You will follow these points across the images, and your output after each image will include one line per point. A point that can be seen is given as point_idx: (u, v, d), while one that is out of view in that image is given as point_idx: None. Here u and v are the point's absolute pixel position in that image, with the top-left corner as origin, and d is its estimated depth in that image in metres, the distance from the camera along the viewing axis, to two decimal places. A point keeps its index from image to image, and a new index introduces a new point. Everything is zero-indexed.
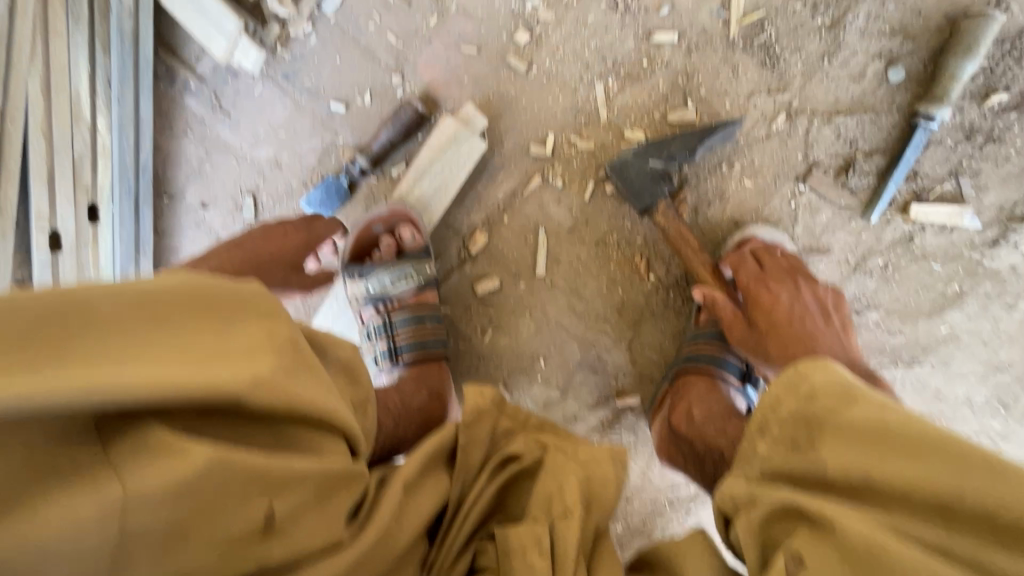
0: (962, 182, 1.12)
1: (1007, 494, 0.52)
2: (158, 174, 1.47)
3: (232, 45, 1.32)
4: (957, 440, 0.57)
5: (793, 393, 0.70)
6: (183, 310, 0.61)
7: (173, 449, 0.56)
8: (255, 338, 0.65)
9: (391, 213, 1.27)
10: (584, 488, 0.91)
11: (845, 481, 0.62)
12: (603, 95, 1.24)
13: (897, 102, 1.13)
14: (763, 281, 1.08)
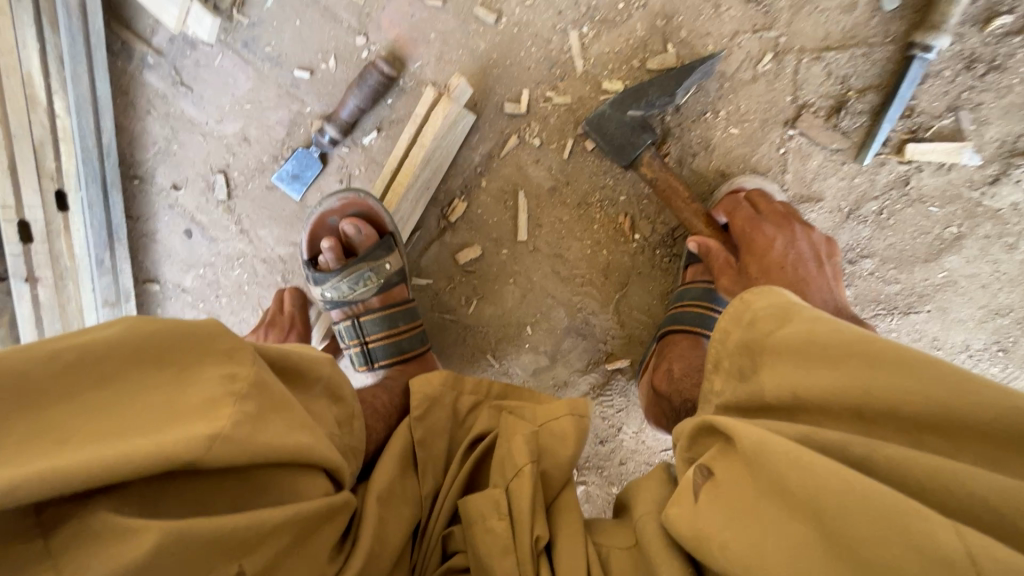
0: (961, 117, 1.05)
1: (921, 390, 0.50)
2: (125, 154, 1.42)
3: (183, 13, 1.25)
4: (886, 344, 0.55)
5: (739, 324, 0.69)
6: (134, 367, 0.57)
7: (125, 533, 0.52)
8: (212, 392, 0.60)
9: (343, 203, 1.23)
10: (532, 442, 0.89)
11: (778, 398, 0.60)
12: (578, 44, 1.16)
13: (892, 33, 1.05)
14: (758, 221, 1.01)
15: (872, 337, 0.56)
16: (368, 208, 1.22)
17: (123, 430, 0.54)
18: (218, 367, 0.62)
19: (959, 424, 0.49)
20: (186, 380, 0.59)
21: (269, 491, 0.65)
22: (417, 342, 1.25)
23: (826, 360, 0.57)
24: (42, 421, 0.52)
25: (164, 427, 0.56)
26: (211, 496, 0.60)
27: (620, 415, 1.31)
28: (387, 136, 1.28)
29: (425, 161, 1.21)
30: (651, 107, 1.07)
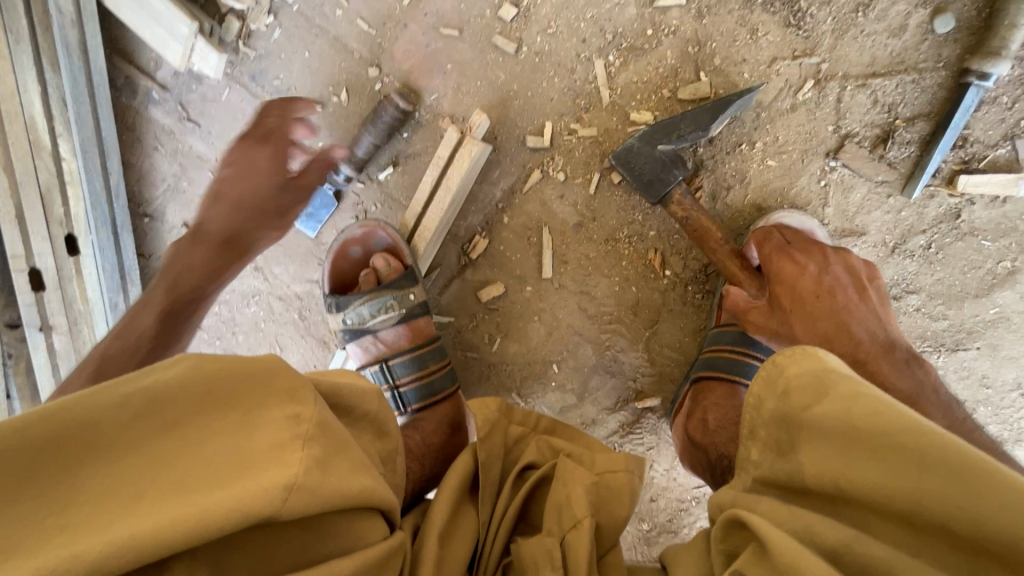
0: (1019, 146, 0.98)
1: (982, 508, 0.43)
2: (133, 193, 1.37)
3: (188, 49, 1.18)
4: (935, 441, 0.47)
5: (771, 388, 0.60)
6: (196, 412, 0.54)
7: None
8: (277, 429, 0.55)
9: (365, 232, 1.19)
10: (591, 494, 0.85)
11: (821, 488, 0.53)
12: (604, 73, 1.10)
13: (945, 57, 0.98)
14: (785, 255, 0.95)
15: (908, 417, 0.50)
16: (391, 240, 1.19)
17: (189, 478, 0.51)
18: (278, 403, 0.57)
19: (1020, 552, 0.41)
20: (247, 419, 0.55)
21: (331, 540, 0.58)
22: (447, 381, 1.19)
23: (858, 448, 0.50)
24: (105, 480, 0.49)
25: (233, 471, 0.51)
26: (278, 549, 0.55)
27: (651, 452, 1.27)
28: (403, 172, 1.23)
29: (450, 206, 1.16)
30: (683, 141, 1.01)
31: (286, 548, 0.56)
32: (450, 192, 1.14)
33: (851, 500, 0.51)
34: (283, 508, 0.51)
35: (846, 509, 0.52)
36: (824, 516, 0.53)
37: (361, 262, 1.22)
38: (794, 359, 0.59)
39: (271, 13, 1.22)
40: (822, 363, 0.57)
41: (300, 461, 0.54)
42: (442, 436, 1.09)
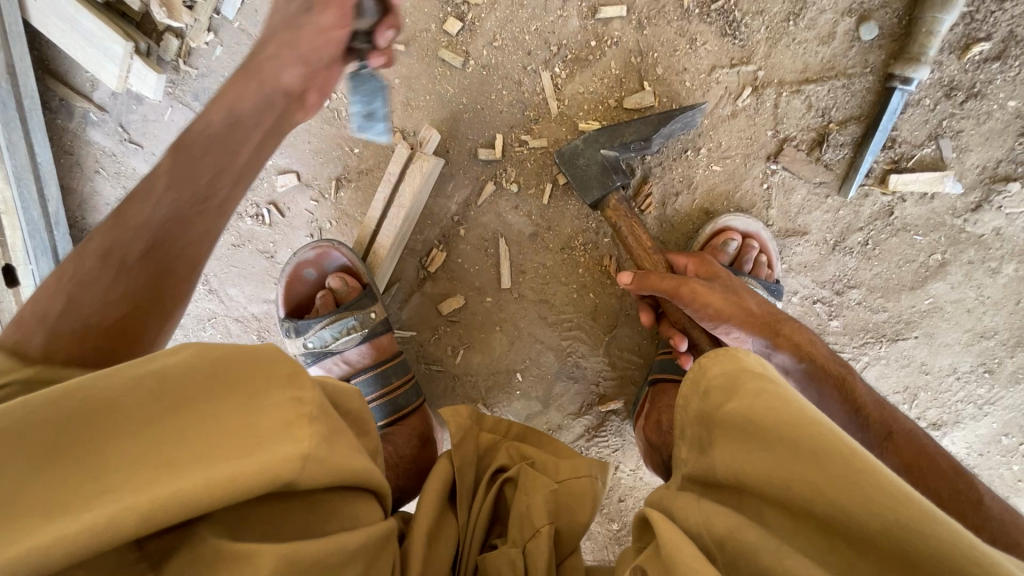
0: (942, 145, 1.04)
1: (843, 499, 0.44)
2: (75, 218, 1.32)
3: (125, 71, 1.14)
4: (817, 435, 0.48)
5: (695, 389, 0.62)
6: (204, 390, 0.53)
7: (235, 556, 0.50)
8: (286, 410, 0.55)
9: (318, 253, 1.17)
10: (548, 505, 0.86)
11: (725, 481, 0.55)
12: (551, 85, 1.11)
13: (872, 63, 1.02)
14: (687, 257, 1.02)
15: (801, 413, 0.50)
16: (346, 259, 1.18)
17: (201, 451, 0.50)
18: (278, 387, 0.57)
19: (870, 538, 0.43)
20: (252, 399, 0.54)
21: (331, 522, 0.59)
22: (413, 396, 1.19)
23: (754, 438, 0.52)
24: (111, 454, 0.48)
25: (245, 443, 0.51)
26: (284, 524, 0.55)
27: (617, 454, 1.29)
28: (356, 188, 1.22)
29: (404, 222, 1.16)
30: (627, 149, 1.03)
31: (290, 524, 0.56)
32: (403, 209, 1.15)
33: (754, 494, 0.51)
34: (299, 476, 0.52)
35: (751, 503, 0.52)
36: (727, 511, 0.53)
37: (317, 284, 1.20)
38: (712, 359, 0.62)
39: (212, 31, 1.19)
40: (740, 361, 0.59)
41: (311, 435, 0.54)
42: (414, 446, 1.10)
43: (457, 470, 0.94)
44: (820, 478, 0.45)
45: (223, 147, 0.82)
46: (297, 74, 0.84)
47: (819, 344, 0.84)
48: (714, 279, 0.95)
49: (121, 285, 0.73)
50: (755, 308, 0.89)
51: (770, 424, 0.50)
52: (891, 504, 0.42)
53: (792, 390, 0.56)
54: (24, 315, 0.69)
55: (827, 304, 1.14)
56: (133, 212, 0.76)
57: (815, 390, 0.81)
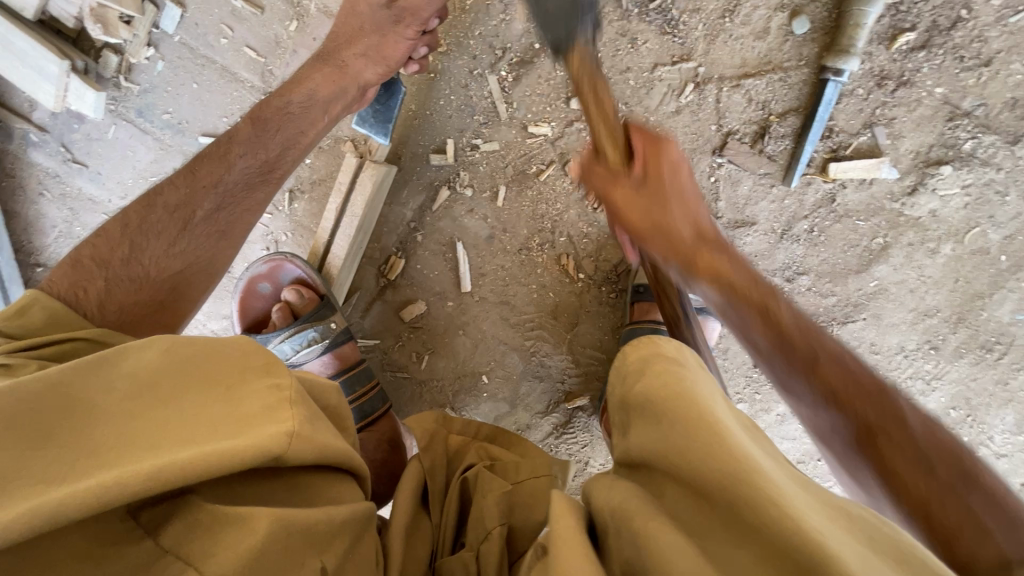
0: (877, 133, 1.08)
1: (705, 464, 0.45)
2: (20, 243, 1.28)
3: (62, 89, 1.12)
4: (700, 405, 0.49)
5: (618, 372, 0.65)
6: (187, 380, 0.54)
7: (235, 518, 0.50)
8: (270, 393, 0.56)
9: (271, 266, 1.17)
10: (512, 504, 0.86)
11: (635, 458, 0.56)
12: (499, 88, 1.12)
13: (806, 56, 1.06)
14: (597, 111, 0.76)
15: (695, 389, 0.52)
16: (299, 271, 1.17)
17: (195, 429, 0.50)
18: (257, 376, 0.58)
19: (724, 497, 0.44)
20: (232, 387, 0.55)
21: (318, 501, 0.59)
22: (379, 402, 1.18)
23: (647, 411, 0.54)
24: (108, 432, 0.48)
25: (237, 421, 0.51)
26: (269, 499, 0.55)
27: (586, 450, 1.31)
28: (310, 199, 1.21)
29: (358, 231, 1.16)
30: None
31: (275, 500, 0.55)
32: (356, 218, 1.14)
33: (649, 466, 0.53)
34: (288, 450, 0.52)
35: (650, 476, 0.54)
36: (628, 485, 0.55)
37: (273, 297, 1.20)
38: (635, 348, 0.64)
39: (152, 46, 1.17)
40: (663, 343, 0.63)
41: (295, 417, 0.55)
42: (384, 452, 1.11)
43: (426, 471, 0.95)
44: (682, 441, 0.48)
45: (267, 136, 0.91)
46: (377, 74, 0.98)
47: (739, 262, 0.69)
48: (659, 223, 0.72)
49: (183, 239, 0.82)
50: (658, 190, 0.73)
51: (658, 399, 0.53)
52: (733, 462, 0.44)
53: (698, 371, 0.58)
54: (84, 254, 0.78)
55: None
56: (207, 174, 0.86)
57: (685, 257, 0.70)
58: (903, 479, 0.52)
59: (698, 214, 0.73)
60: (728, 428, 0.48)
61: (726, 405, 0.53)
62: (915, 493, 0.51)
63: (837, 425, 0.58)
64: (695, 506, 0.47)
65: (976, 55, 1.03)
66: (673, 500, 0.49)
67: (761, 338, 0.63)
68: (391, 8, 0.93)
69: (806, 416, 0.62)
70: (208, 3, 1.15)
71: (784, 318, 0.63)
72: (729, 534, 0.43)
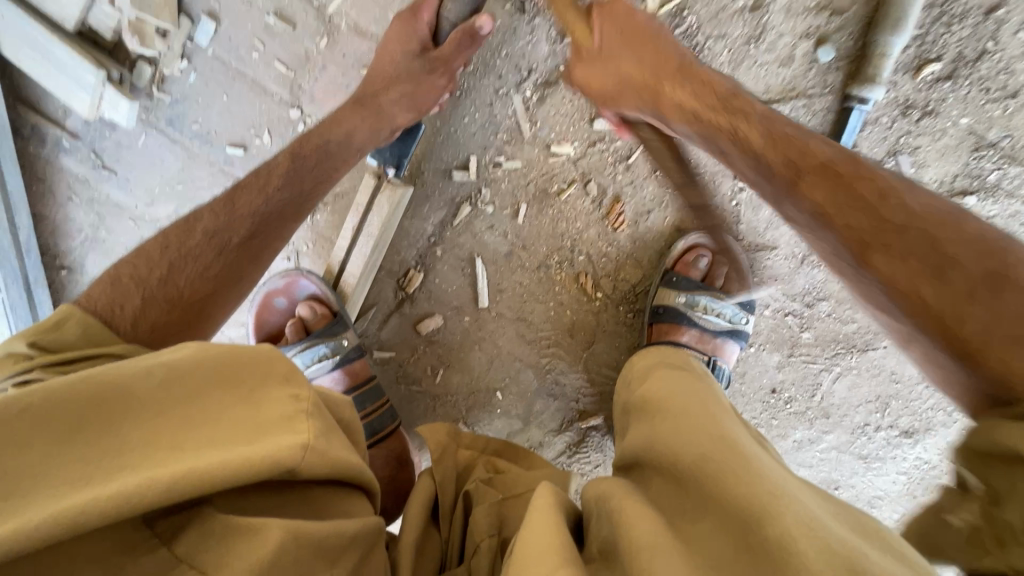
0: (901, 161, 1.07)
1: (683, 443, 0.56)
2: (47, 245, 1.30)
3: (98, 98, 1.15)
4: (690, 409, 0.62)
5: (628, 388, 0.79)
6: (211, 385, 0.54)
7: (247, 530, 0.50)
8: (287, 404, 0.56)
9: (287, 282, 1.20)
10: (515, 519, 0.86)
11: (626, 454, 0.66)
12: (523, 108, 1.14)
13: (831, 84, 1.06)
14: (635, 45, 0.86)
15: (694, 400, 0.64)
16: (314, 288, 1.20)
17: (213, 436, 0.50)
18: (277, 384, 0.58)
19: (691, 470, 0.53)
20: (252, 396, 0.55)
21: (329, 513, 0.59)
22: (389, 419, 1.19)
23: (654, 416, 0.64)
24: (130, 434, 0.48)
25: (254, 431, 0.51)
26: (281, 510, 0.55)
27: (598, 470, 1.30)
28: (332, 211, 1.23)
29: (374, 250, 1.17)
30: None
31: (287, 511, 0.55)
32: (371, 239, 1.15)
33: (636, 460, 0.63)
34: (303, 464, 0.52)
35: (638, 471, 0.62)
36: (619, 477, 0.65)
37: (288, 312, 1.22)
38: (642, 356, 0.85)
39: (185, 58, 1.19)
40: (666, 359, 0.81)
41: (310, 428, 0.55)
42: (392, 468, 1.13)
43: (437, 485, 0.94)
44: (676, 437, 0.57)
45: (298, 165, 0.93)
46: (406, 118, 1.03)
47: (759, 116, 0.76)
48: (647, 79, 0.84)
49: (218, 263, 0.84)
50: (685, 85, 0.82)
51: (669, 408, 0.64)
52: (714, 444, 0.54)
53: (698, 385, 0.70)
54: (124, 273, 0.78)
55: (798, 317, 1.17)
56: (246, 203, 0.88)
57: (714, 148, 0.78)
58: (916, 294, 0.56)
59: (716, 89, 0.81)
60: (722, 429, 0.58)
61: (729, 415, 0.64)
62: (930, 314, 0.54)
63: (842, 245, 0.63)
64: (669, 482, 0.56)
65: (1003, 88, 1.03)
66: (654, 480, 0.58)
67: (795, 209, 0.68)
68: (423, 58, 1.00)
69: (826, 255, 0.67)
70: (240, 17, 1.16)
71: (811, 166, 0.68)
72: (695, 506, 0.51)
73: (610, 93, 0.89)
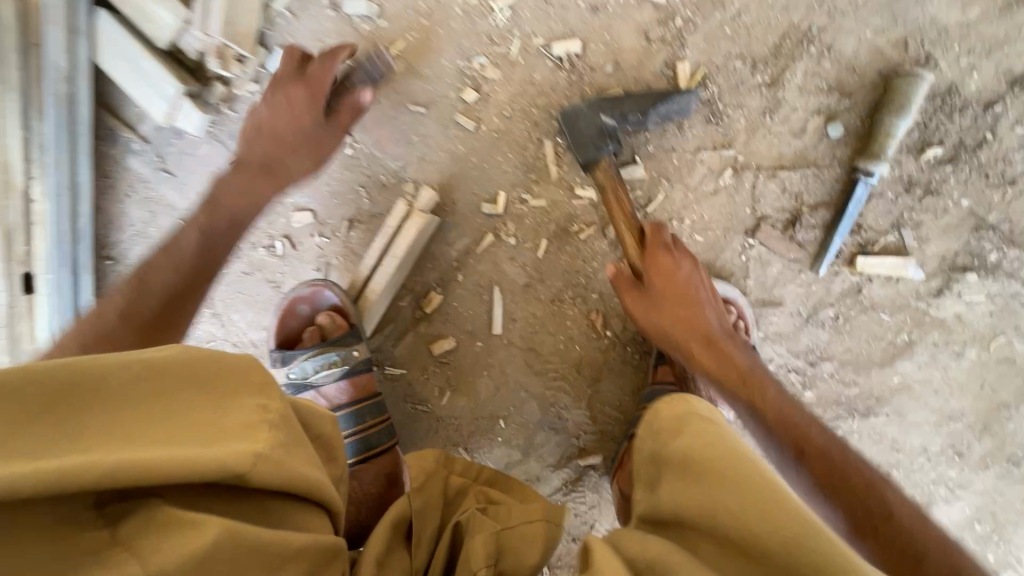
0: (904, 234, 1.13)
1: (762, 529, 0.58)
2: (100, 236, 1.41)
3: (173, 108, 1.28)
4: (746, 474, 0.63)
5: (649, 433, 0.77)
6: (183, 389, 0.60)
7: (188, 522, 0.54)
8: (249, 415, 0.61)
9: (313, 290, 1.25)
10: (494, 546, 0.88)
11: (674, 516, 0.66)
12: (553, 153, 1.23)
13: (839, 157, 1.14)
14: (679, 301, 1.09)
15: (744, 460, 0.65)
16: (339, 299, 1.24)
17: (174, 436, 0.55)
18: (247, 395, 0.63)
19: (781, 556, 0.56)
20: (222, 402, 0.61)
21: (277, 523, 0.62)
22: (385, 436, 1.21)
23: (702, 481, 0.65)
24: (100, 420, 0.54)
25: (212, 435, 0.57)
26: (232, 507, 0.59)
27: (593, 512, 1.29)
28: (365, 229, 1.31)
29: (397, 269, 1.25)
30: (623, 118, 1.12)
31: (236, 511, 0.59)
32: (396, 259, 1.24)
33: (695, 530, 0.64)
34: (250, 473, 0.57)
35: (693, 539, 0.64)
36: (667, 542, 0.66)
37: (309, 318, 1.26)
38: (667, 405, 0.77)
39: (257, 82, 1.33)
40: (679, 403, 0.77)
41: (268, 439, 0.60)
42: (379, 485, 1.14)
43: (416, 509, 0.96)
44: (752, 519, 0.59)
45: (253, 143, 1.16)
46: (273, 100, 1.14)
47: (772, 394, 0.98)
48: (689, 339, 1.07)
49: None
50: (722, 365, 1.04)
51: (726, 475, 0.64)
52: (795, 529, 0.57)
53: (728, 436, 0.71)
54: None
55: (801, 375, 1.20)
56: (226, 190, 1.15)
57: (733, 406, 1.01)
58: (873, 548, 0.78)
59: (743, 365, 1.04)
60: (787, 499, 0.60)
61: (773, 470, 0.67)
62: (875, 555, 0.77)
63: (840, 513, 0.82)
64: (748, 565, 0.59)
65: (1000, 175, 1.10)
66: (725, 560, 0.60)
67: (800, 477, 0.89)
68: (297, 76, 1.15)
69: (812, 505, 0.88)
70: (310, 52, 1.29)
71: (808, 447, 0.89)
72: None
73: (661, 336, 1.10)
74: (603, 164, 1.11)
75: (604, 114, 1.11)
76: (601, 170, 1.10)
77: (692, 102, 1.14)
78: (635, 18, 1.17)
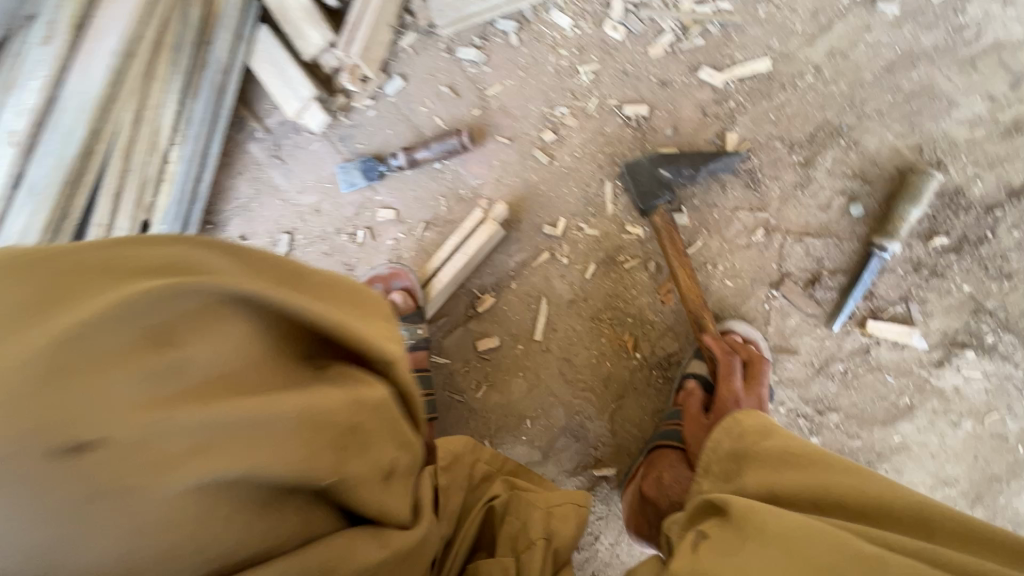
0: (911, 307, 1.29)
1: (867, 487, 0.71)
2: (209, 204, 1.65)
3: (303, 107, 1.54)
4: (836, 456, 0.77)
5: (728, 435, 0.90)
6: (350, 303, 0.81)
7: (365, 378, 0.73)
8: (390, 333, 0.83)
9: (391, 273, 1.44)
10: (544, 522, 0.98)
11: (771, 492, 0.77)
12: (611, 192, 1.43)
13: (858, 233, 1.33)
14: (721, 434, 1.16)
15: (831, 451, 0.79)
16: (410, 282, 1.42)
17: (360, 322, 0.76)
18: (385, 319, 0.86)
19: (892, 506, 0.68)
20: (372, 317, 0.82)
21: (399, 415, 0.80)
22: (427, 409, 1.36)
23: (799, 464, 0.77)
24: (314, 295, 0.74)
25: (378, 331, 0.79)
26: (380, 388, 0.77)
27: (600, 523, 1.37)
28: (439, 232, 1.51)
29: (462, 267, 1.43)
30: (678, 172, 1.34)
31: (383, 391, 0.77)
32: (466, 257, 1.42)
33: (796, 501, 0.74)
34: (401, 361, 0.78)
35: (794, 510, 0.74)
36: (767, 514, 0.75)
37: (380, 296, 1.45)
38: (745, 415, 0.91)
39: (372, 98, 1.58)
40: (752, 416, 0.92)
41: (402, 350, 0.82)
42: None
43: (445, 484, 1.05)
44: (857, 484, 0.71)
45: None
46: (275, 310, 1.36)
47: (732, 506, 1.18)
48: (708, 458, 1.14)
49: None
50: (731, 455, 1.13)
51: (820, 458, 0.77)
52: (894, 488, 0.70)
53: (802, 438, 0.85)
54: None
55: (809, 421, 1.31)
56: None
57: None
58: None
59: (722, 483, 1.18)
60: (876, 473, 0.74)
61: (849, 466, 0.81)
62: None
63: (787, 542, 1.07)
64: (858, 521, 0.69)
65: (998, 270, 1.27)
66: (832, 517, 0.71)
67: None
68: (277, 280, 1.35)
69: None
70: (422, 82, 1.55)
71: None
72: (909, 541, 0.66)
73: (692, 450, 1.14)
74: (660, 211, 1.33)
75: (663, 167, 1.34)
76: (659, 216, 1.33)
77: (736, 163, 1.35)
78: (695, 95, 1.42)
